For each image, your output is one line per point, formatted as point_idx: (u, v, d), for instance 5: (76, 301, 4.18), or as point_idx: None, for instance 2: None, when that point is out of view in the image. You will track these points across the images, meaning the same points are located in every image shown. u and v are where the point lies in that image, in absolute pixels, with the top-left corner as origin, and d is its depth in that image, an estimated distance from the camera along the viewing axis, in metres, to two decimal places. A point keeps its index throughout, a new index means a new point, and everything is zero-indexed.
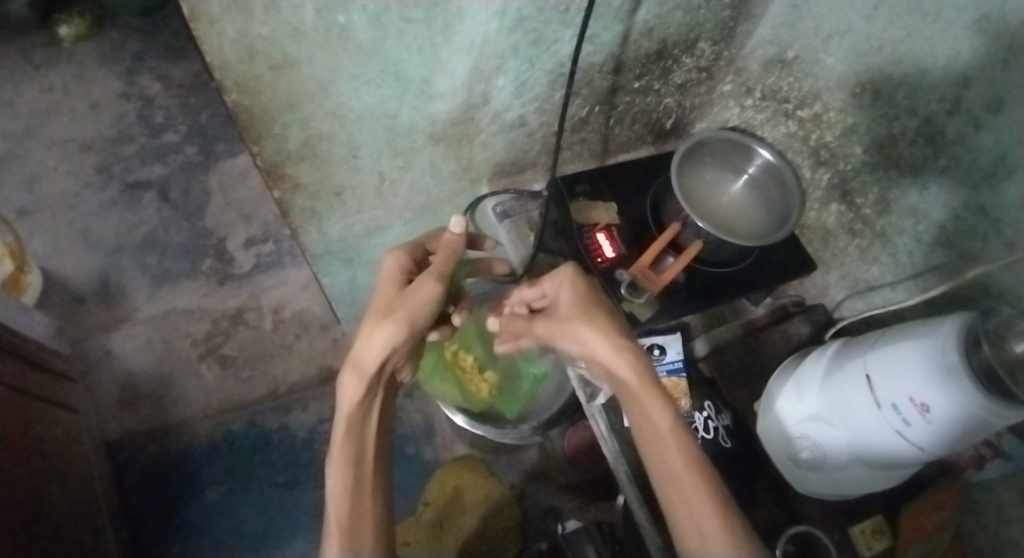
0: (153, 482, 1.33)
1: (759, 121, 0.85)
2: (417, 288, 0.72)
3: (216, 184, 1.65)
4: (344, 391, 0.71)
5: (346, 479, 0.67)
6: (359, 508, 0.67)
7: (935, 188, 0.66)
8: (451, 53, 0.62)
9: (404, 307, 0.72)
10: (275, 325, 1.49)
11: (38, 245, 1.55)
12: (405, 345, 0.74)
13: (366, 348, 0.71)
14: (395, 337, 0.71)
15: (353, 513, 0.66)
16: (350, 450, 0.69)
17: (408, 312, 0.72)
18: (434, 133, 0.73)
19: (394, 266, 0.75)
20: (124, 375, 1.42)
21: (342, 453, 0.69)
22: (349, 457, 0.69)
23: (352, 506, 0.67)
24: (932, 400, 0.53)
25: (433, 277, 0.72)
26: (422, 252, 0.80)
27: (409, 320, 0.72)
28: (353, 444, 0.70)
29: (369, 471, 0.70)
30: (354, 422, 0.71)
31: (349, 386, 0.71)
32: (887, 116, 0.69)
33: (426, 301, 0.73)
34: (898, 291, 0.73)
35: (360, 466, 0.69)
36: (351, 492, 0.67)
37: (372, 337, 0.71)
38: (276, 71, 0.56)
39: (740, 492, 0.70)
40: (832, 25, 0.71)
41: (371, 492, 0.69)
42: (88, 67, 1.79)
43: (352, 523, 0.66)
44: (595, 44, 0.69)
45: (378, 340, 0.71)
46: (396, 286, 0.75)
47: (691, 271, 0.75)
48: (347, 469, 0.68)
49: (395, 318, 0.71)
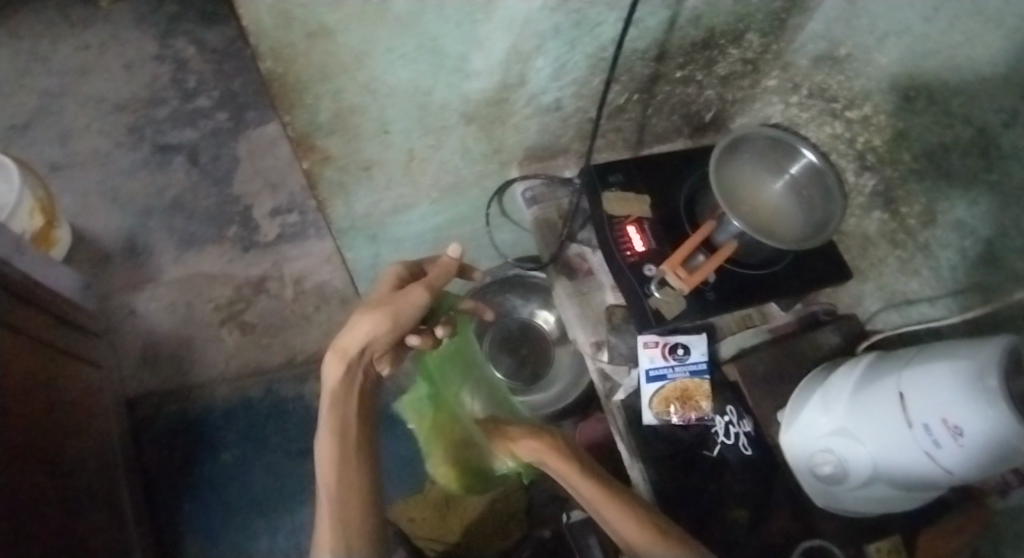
0: (169, 441, 1.35)
1: (804, 120, 0.82)
2: (408, 291, 0.70)
3: (245, 152, 1.65)
4: (328, 371, 0.72)
5: (334, 455, 0.69)
6: (345, 488, 0.68)
7: (985, 202, 0.63)
8: (490, 30, 0.60)
9: (391, 304, 0.69)
10: (295, 296, 1.49)
11: (69, 201, 1.57)
12: (390, 337, 0.71)
13: (350, 334, 0.70)
14: (378, 328, 0.69)
15: (340, 493, 0.68)
16: (337, 425, 0.70)
17: (396, 308, 0.69)
18: (466, 112, 0.71)
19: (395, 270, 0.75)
20: (146, 334, 1.44)
21: (331, 427, 0.70)
22: (337, 432, 0.70)
23: (340, 485, 0.68)
24: (967, 423, 0.51)
25: (426, 286, 0.71)
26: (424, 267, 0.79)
27: (394, 315, 0.69)
28: (338, 421, 0.70)
29: (355, 448, 0.70)
30: (337, 403, 0.71)
31: (331, 369, 0.71)
32: (940, 122, 0.66)
33: (414, 305, 0.70)
34: (937, 307, 0.70)
35: (347, 440, 0.70)
36: (340, 468, 0.68)
37: (355, 325, 0.69)
38: (311, 39, 0.55)
39: (757, 499, 0.68)
40: (889, 23, 0.68)
41: (358, 470, 0.69)
42: (125, 28, 1.80)
43: (341, 498, 0.68)
44: (639, 29, 0.67)
45: (361, 330, 0.69)
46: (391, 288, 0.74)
47: (722, 271, 0.73)
48: (336, 442, 0.69)
49: (381, 309, 0.69)
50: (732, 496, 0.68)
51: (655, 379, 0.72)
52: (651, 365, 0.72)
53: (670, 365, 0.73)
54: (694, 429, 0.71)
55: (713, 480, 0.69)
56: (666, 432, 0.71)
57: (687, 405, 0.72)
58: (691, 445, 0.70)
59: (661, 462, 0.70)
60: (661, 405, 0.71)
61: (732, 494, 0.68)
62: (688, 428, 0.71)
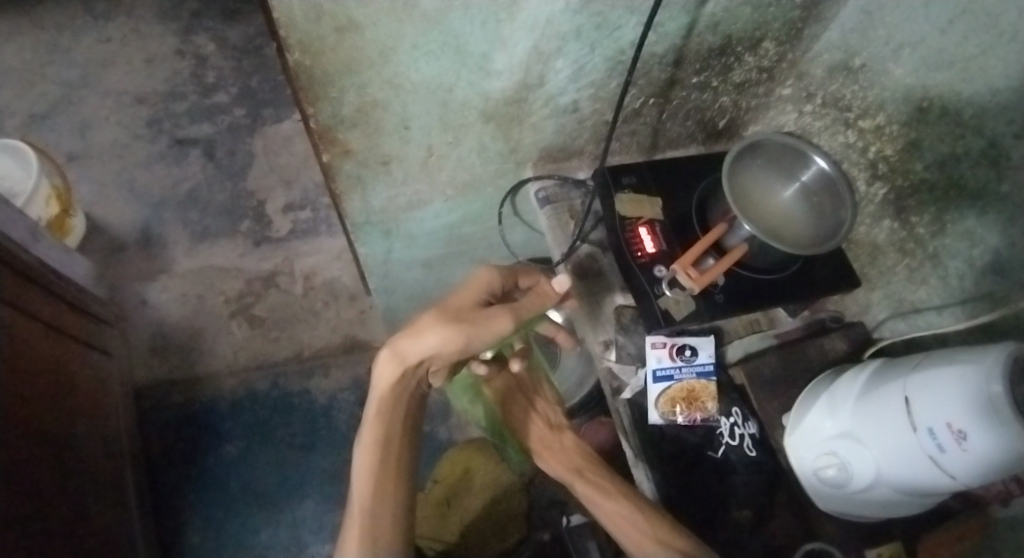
0: (175, 430, 1.36)
1: (817, 129, 0.83)
2: (494, 316, 0.68)
3: (261, 148, 1.68)
4: (382, 371, 0.72)
5: (372, 464, 0.73)
6: (378, 496, 0.73)
7: (994, 214, 0.64)
8: (513, 30, 0.62)
9: (469, 328, 0.67)
10: (305, 291, 1.51)
11: (85, 190, 1.59)
12: (454, 354, 0.70)
13: (413, 344, 0.68)
14: (447, 344, 0.68)
15: (374, 501, 0.73)
16: (377, 439, 0.73)
17: (472, 330, 0.67)
18: (486, 111, 0.73)
19: (481, 283, 0.73)
20: (156, 324, 1.45)
21: (371, 438, 0.73)
22: (377, 443, 0.73)
23: (374, 493, 0.73)
24: (972, 428, 0.52)
25: (512, 314, 0.69)
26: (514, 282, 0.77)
27: (469, 338, 0.68)
28: (380, 432, 0.73)
29: (394, 460, 0.74)
30: (385, 404, 0.73)
31: (385, 369, 0.72)
32: (952, 133, 0.67)
33: (493, 332, 0.68)
34: (944, 316, 0.71)
35: (387, 448, 0.74)
36: (377, 478, 0.73)
37: (423, 334, 0.68)
38: (339, 33, 0.57)
39: (759, 501, 0.69)
40: (904, 35, 0.69)
41: (393, 479, 0.74)
42: (147, 22, 1.83)
43: (374, 505, 0.73)
44: (658, 34, 0.68)
45: (427, 340, 0.68)
46: (475, 300, 0.73)
47: (732, 274, 0.74)
48: (376, 455, 0.73)
49: (457, 327, 0.67)
50: (735, 497, 0.69)
51: (662, 379, 0.73)
52: (658, 365, 0.74)
53: (677, 366, 0.74)
54: (699, 429, 0.72)
55: (717, 481, 0.69)
56: (671, 431, 0.71)
57: (693, 406, 0.72)
58: (695, 446, 0.71)
59: (667, 461, 0.70)
60: (667, 404, 0.72)
61: (734, 495, 0.69)
62: (693, 429, 0.72)
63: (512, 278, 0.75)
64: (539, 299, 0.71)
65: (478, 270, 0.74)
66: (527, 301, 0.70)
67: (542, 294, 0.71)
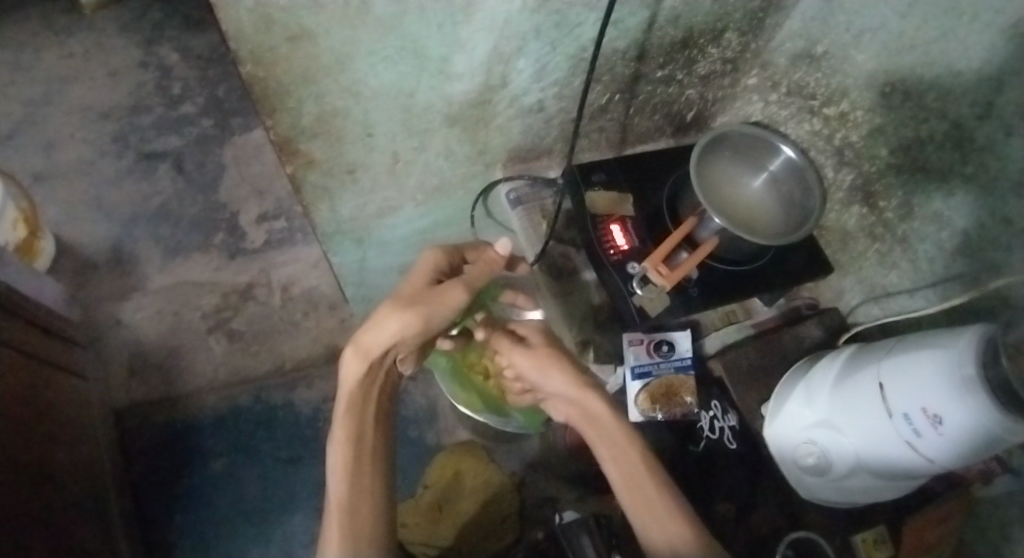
0: (158, 450, 1.34)
1: (783, 118, 0.83)
2: (446, 289, 0.69)
3: (231, 158, 1.65)
4: (347, 368, 0.74)
5: (347, 461, 0.70)
6: (356, 494, 0.68)
7: (960, 195, 0.65)
8: (471, 32, 0.61)
9: (424, 305, 0.69)
10: (283, 302, 1.49)
11: (54, 211, 1.56)
12: (416, 338, 0.71)
13: (374, 333, 0.70)
14: (407, 329, 0.69)
15: (352, 498, 0.68)
16: (351, 432, 0.72)
17: (429, 309, 0.69)
18: (450, 114, 0.72)
19: (428, 264, 0.74)
20: (132, 343, 1.43)
21: (345, 433, 0.71)
22: (352, 437, 0.71)
23: (351, 491, 0.68)
24: (946, 412, 0.52)
25: (463, 284, 0.69)
26: (462, 258, 0.77)
27: (426, 317, 0.69)
28: (354, 426, 0.72)
29: (369, 456, 0.71)
30: (354, 399, 0.74)
31: (351, 364, 0.74)
32: (915, 117, 0.67)
33: (450, 305, 0.69)
34: (915, 299, 0.72)
35: (361, 441, 0.72)
36: (353, 474, 0.69)
37: (384, 323, 0.69)
38: (292, 42, 0.56)
39: (742, 493, 0.70)
40: (864, 21, 0.68)
41: (371, 475, 0.70)
42: (109, 35, 1.79)
43: (350, 504, 0.67)
44: (619, 30, 0.67)
45: (386, 328, 0.69)
46: (425, 282, 0.74)
47: (704, 268, 0.74)
48: (349, 450, 0.70)
49: (414, 310, 0.68)
50: (718, 491, 0.71)
51: (640, 376, 0.73)
52: (636, 362, 0.73)
53: (655, 362, 0.73)
54: (680, 424, 0.73)
55: (701, 476, 0.72)
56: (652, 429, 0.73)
57: (672, 401, 0.73)
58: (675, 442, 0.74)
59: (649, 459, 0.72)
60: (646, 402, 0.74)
61: (717, 488, 0.71)
62: (673, 424, 0.73)
63: (458, 254, 0.76)
64: (487, 267, 0.71)
65: (423, 254, 0.75)
66: (475, 269, 0.70)
67: (489, 261, 0.72)
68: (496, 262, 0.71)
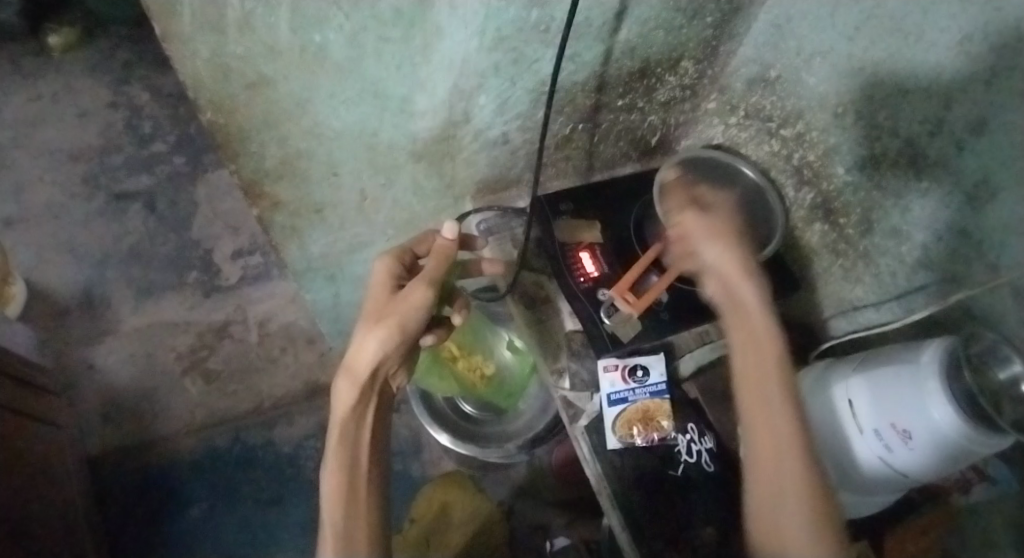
0: (136, 497, 1.31)
1: (743, 140, 0.85)
2: (409, 292, 0.68)
3: (204, 196, 1.64)
4: (338, 396, 0.70)
5: (342, 490, 0.67)
6: (354, 520, 0.66)
7: (916, 210, 0.66)
8: (430, 72, 0.62)
9: (394, 313, 0.67)
10: (260, 339, 1.47)
11: (22, 256, 1.53)
12: (398, 349, 0.69)
13: (358, 353, 0.68)
14: (387, 342, 0.67)
15: (348, 522, 0.66)
16: (345, 460, 0.68)
17: (400, 315, 0.68)
18: (415, 151, 0.72)
19: (384, 273, 0.71)
20: (106, 389, 1.40)
21: (337, 462, 0.68)
22: (345, 465, 0.68)
23: (349, 517, 0.66)
24: (914, 426, 0.54)
25: (425, 283, 0.69)
26: (416, 257, 0.76)
27: (400, 323, 0.68)
28: (347, 453, 0.68)
29: (364, 481, 0.68)
30: (347, 427, 0.69)
31: (341, 393, 0.69)
32: (869, 136, 0.69)
33: (418, 305, 0.68)
34: (881, 312, 0.74)
35: (356, 466, 0.68)
36: (348, 502, 0.67)
37: (363, 344, 0.67)
38: (250, 90, 0.56)
39: (722, 517, 0.68)
40: (813, 45, 0.70)
41: (367, 499, 0.68)
42: (77, 77, 1.78)
43: (350, 531, 0.65)
44: (576, 63, 0.69)
45: (367, 345, 0.67)
46: (389, 291, 0.71)
47: (674, 291, 0.75)
48: (343, 477, 0.67)
49: (387, 323, 0.67)
50: (697, 516, 0.68)
51: (617, 402, 0.73)
52: (612, 389, 0.74)
53: (630, 388, 0.74)
54: (657, 449, 0.72)
55: (678, 501, 0.69)
56: (629, 453, 0.71)
57: (650, 426, 0.73)
58: (655, 467, 0.71)
59: (627, 484, 0.70)
60: (624, 428, 0.72)
61: (697, 513, 0.68)
62: (652, 449, 0.72)
63: (409, 252, 0.74)
64: (441, 257, 0.71)
65: (375, 266, 0.72)
66: (431, 265, 0.70)
67: (441, 250, 0.71)
68: (450, 248, 0.71)
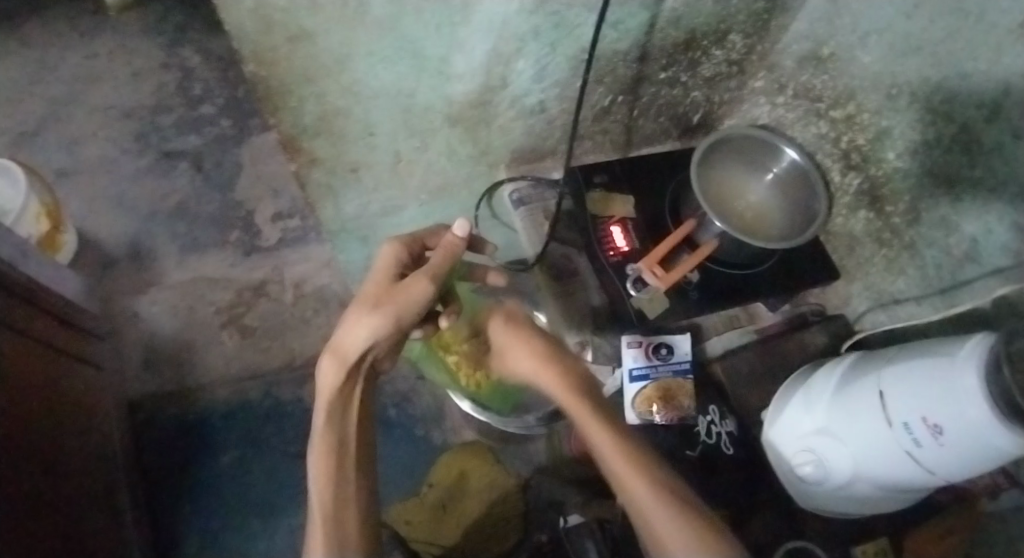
0: (171, 441, 1.37)
1: (790, 121, 0.82)
2: (411, 284, 0.68)
3: (248, 158, 1.68)
4: (324, 376, 0.71)
5: (329, 470, 0.70)
6: (340, 498, 0.69)
7: (968, 200, 0.63)
8: (468, 33, 0.61)
9: (394, 301, 0.68)
10: (295, 299, 1.51)
11: (75, 207, 1.60)
12: (390, 337, 0.70)
13: (349, 338, 0.68)
14: (379, 332, 0.68)
15: (335, 504, 0.69)
16: (331, 441, 0.71)
17: (397, 308, 0.68)
18: (451, 115, 0.72)
19: (389, 259, 0.72)
20: (147, 338, 1.46)
21: (325, 442, 0.71)
22: (332, 446, 0.71)
23: (335, 499, 0.69)
24: (946, 422, 0.51)
25: (429, 276, 0.68)
26: (421, 245, 0.76)
27: (397, 315, 0.68)
28: (333, 435, 0.71)
29: (352, 460, 0.72)
30: (334, 409, 0.72)
31: (328, 374, 0.70)
32: (923, 120, 0.65)
33: (418, 299, 0.68)
34: (923, 306, 0.70)
35: (342, 452, 0.71)
36: (334, 482, 0.70)
37: (354, 328, 0.68)
38: (291, 43, 0.56)
39: (738, 502, 0.69)
40: (870, 22, 0.67)
41: (355, 480, 0.71)
42: (133, 37, 1.83)
43: (336, 511, 0.68)
44: (619, 31, 0.67)
45: (358, 332, 0.68)
46: (390, 278, 0.71)
47: (705, 270, 0.74)
48: (330, 459, 0.70)
49: (382, 310, 0.67)
50: (713, 498, 0.69)
51: (638, 378, 0.73)
52: (634, 365, 0.73)
53: (653, 365, 0.73)
54: (676, 427, 0.72)
55: (691, 479, 0.69)
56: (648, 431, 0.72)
57: (670, 404, 0.72)
58: (673, 444, 0.71)
59: None
60: (643, 404, 0.73)
61: (712, 496, 0.69)
62: (671, 427, 0.72)
63: (418, 242, 0.74)
64: (448, 252, 0.70)
65: (381, 251, 0.73)
66: (436, 259, 0.69)
67: (448, 246, 0.70)
68: (458, 245, 0.66)
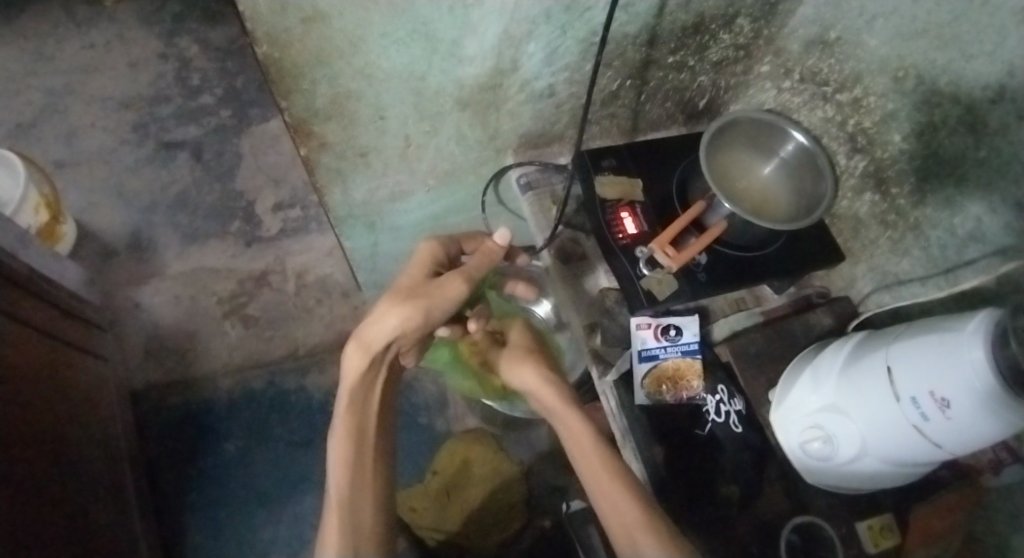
0: (175, 431, 1.37)
1: (796, 105, 0.83)
2: (447, 284, 0.70)
3: (248, 148, 1.67)
4: (349, 363, 0.72)
5: (349, 457, 0.70)
6: (358, 484, 0.71)
7: (972, 181, 0.64)
8: (481, 15, 0.61)
9: (427, 298, 0.69)
10: (298, 289, 1.51)
11: (74, 198, 1.59)
12: (419, 331, 0.71)
13: (379, 327, 0.69)
14: (410, 324, 0.69)
15: (354, 491, 0.70)
16: (354, 428, 0.72)
17: (432, 303, 0.69)
18: (461, 98, 0.73)
19: (428, 254, 0.73)
20: (149, 328, 1.45)
21: (347, 429, 0.71)
22: (353, 435, 0.71)
23: (352, 485, 0.70)
24: (954, 396, 0.52)
25: (465, 279, 0.70)
26: (457, 247, 0.78)
27: (429, 310, 0.69)
28: (355, 422, 0.72)
29: (371, 450, 0.73)
30: (357, 396, 0.72)
31: (352, 361, 0.71)
32: (928, 101, 0.66)
33: (452, 300, 0.70)
34: (927, 286, 0.71)
35: (362, 442, 0.72)
36: (354, 469, 0.71)
37: (386, 319, 0.69)
38: (306, 24, 0.56)
39: (748, 478, 0.69)
40: (876, 5, 0.68)
41: (372, 468, 0.72)
42: (130, 27, 1.82)
43: (352, 497, 0.70)
44: (629, 14, 0.68)
45: (388, 322, 0.69)
46: (424, 273, 0.73)
47: (712, 253, 0.75)
48: (352, 446, 0.71)
49: (415, 305, 0.68)
50: (723, 474, 0.69)
51: (647, 359, 0.73)
52: (643, 346, 0.74)
53: (662, 346, 0.74)
54: (686, 408, 0.72)
55: (703, 457, 0.70)
56: (658, 411, 0.72)
57: (679, 385, 0.73)
58: (683, 423, 0.71)
59: (652, 440, 0.70)
60: (653, 385, 0.72)
61: (722, 471, 0.69)
62: (680, 407, 0.72)
63: (453, 244, 0.77)
64: (486, 257, 0.72)
65: (419, 246, 0.74)
66: (475, 262, 0.71)
67: (488, 252, 0.72)
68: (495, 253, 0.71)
